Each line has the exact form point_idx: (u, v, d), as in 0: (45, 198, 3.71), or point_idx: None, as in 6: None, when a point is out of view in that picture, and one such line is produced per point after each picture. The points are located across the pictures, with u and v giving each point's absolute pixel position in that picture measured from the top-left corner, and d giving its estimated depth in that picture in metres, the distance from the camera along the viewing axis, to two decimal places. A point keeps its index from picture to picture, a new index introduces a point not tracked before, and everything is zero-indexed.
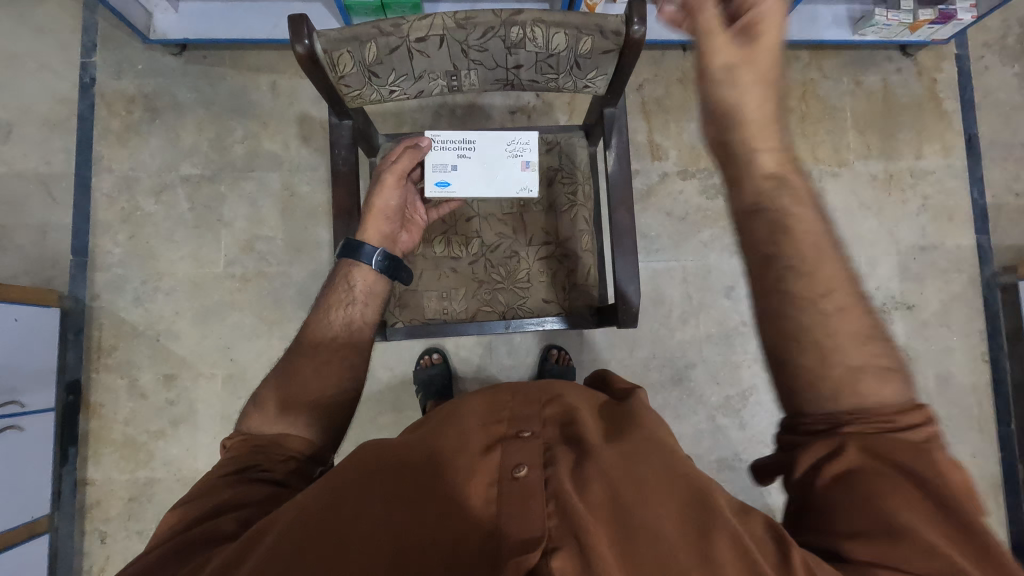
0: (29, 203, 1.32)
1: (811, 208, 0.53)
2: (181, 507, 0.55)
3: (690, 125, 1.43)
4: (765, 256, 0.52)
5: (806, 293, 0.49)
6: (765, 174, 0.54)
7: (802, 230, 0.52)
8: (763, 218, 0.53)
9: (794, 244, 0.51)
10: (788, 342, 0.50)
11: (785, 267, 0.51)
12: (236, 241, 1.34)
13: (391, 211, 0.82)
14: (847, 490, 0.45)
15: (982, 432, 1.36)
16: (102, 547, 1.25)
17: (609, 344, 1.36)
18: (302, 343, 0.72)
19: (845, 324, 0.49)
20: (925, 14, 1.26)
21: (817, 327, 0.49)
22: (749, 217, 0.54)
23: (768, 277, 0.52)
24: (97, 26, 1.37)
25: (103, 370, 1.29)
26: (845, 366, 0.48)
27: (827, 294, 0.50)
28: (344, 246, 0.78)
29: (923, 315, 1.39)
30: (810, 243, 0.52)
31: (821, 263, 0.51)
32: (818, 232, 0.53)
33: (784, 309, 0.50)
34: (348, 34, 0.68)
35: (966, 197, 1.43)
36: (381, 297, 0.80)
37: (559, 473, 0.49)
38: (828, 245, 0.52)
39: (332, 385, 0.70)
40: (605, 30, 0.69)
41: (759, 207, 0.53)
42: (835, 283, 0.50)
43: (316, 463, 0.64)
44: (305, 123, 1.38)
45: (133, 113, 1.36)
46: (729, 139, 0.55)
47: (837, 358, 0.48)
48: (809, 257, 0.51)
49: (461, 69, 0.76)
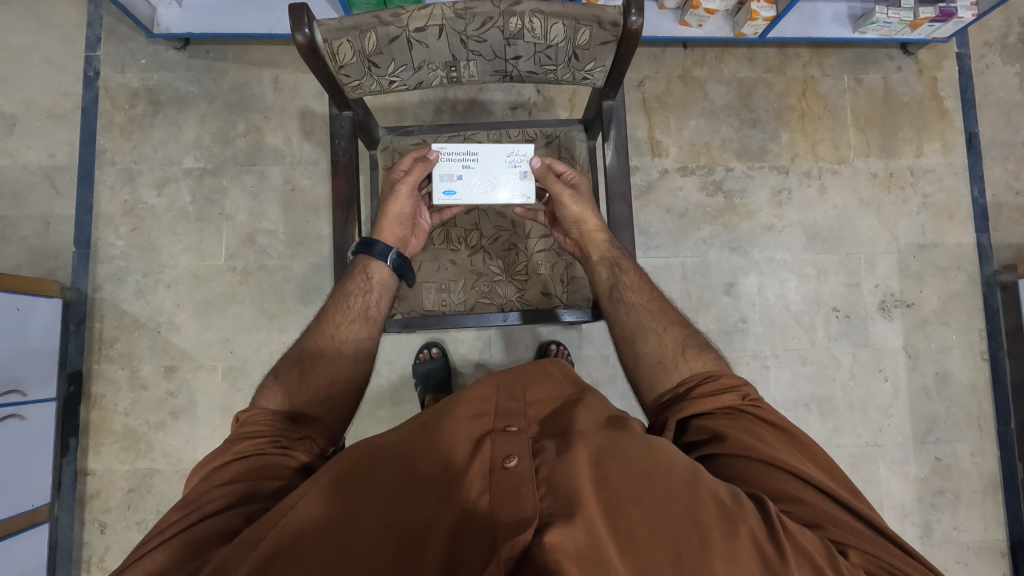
0: (33, 194, 1.33)
1: (640, 274, 0.79)
2: (180, 505, 0.54)
3: (690, 122, 1.44)
4: (619, 317, 0.76)
5: (642, 322, 0.73)
6: (609, 256, 0.81)
7: (635, 289, 0.77)
8: (612, 290, 0.78)
9: (630, 295, 0.77)
10: (640, 370, 0.71)
11: (629, 322, 0.74)
12: (237, 234, 1.35)
13: (404, 216, 0.85)
14: (748, 467, 0.56)
15: (981, 430, 1.36)
16: (101, 538, 1.25)
17: (608, 340, 1.36)
18: (322, 326, 0.74)
19: (673, 339, 0.71)
20: (925, 12, 1.26)
21: (653, 353, 0.70)
22: (608, 290, 0.78)
23: (626, 329, 0.74)
24: (102, 20, 1.38)
25: (104, 361, 1.30)
26: (684, 369, 0.68)
27: (655, 329, 0.72)
28: (361, 242, 0.81)
29: (922, 313, 1.39)
30: (641, 296, 0.76)
31: (646, 307, 0.75)
32: (648, 289, 0.77)
33: (633, 335, 0.73)
34: (348, 23, 0.69)
35: (966, 195, 1.43)
36: (393, 290, 0.83)
37: (547, 459, 0.50)
38: (655, 292, 0.77)
39: (349, 366, 0.72)
40: (603, 21, 0.70)
41: (604, 276, 0.80)
42: (658, 317, 0.74)
43: (330, 443, 0.67)
44: (307, 117, 1.39)
45: (137, 106, 1.37)
46: (580, 240, 0.84)
47: (671, 370, 0.68)
48: (644, 305, 0.75)
49: (461, 59, 0.77)
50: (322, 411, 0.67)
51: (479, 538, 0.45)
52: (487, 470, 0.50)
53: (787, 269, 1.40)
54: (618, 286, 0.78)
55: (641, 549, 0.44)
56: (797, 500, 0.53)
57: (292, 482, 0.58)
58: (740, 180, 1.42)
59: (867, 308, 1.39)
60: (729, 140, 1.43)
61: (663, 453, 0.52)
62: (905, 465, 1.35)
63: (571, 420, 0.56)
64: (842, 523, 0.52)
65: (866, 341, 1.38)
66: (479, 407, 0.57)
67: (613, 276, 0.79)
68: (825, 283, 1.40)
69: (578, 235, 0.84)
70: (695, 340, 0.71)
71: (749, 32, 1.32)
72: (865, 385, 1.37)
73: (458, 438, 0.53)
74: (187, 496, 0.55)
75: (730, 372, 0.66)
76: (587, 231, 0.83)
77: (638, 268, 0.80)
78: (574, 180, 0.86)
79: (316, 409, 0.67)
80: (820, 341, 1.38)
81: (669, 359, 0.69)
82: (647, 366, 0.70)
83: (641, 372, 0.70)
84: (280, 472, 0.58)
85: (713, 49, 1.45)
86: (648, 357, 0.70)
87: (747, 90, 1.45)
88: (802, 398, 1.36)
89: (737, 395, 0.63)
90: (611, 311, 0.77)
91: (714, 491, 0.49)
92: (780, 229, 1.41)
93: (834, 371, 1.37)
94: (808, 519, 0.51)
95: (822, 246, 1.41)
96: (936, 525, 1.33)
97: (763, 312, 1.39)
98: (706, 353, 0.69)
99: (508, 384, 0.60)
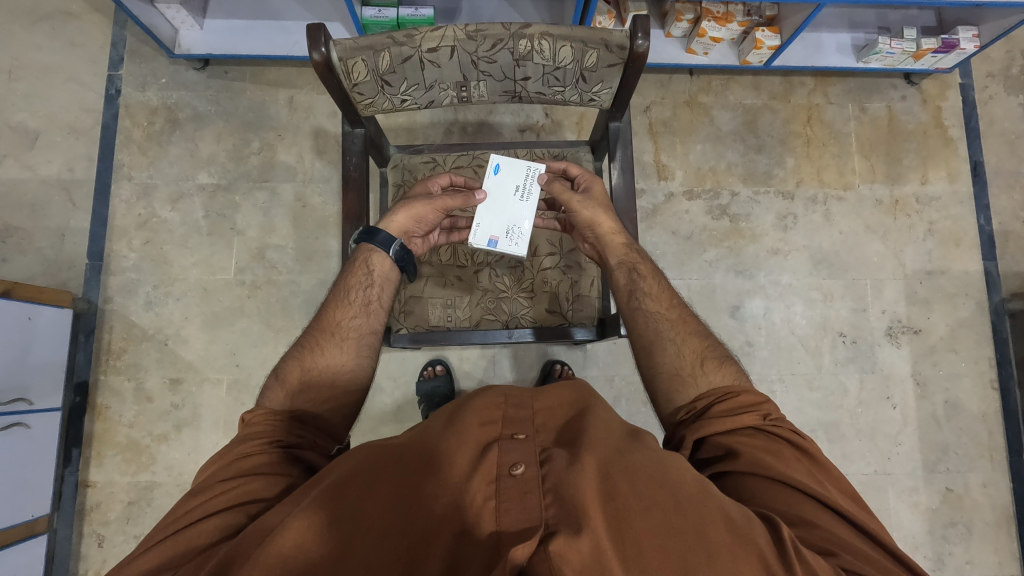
0: (49, 206, 1.36)
1: (660, 280, 0.78)
2: (190, 494, 0.54)
3: (696, 147, 1.46)
4: (640, 322, 0.74)
5: (661, 332, 0.72)
6: (626, 269, 0.80)
7: (654, 299, 0.76)
8: (627, 301, 0.77)
9: (648, 302, 0.75)
10: (665, 379, 0.68)
11: (650, 332, 0.73)
12: (248, 249, 1.37)
13: (426, 218, 0.85)
14: (762, 486, 0.55)
15: (993, 460, 1.33)
16: (98, 551, 1.24)
17: (612, 360, 1.36)
18: (324, 324, 0.74)
19: (693, 351, 0.70)
20: (928, 43, 1.29)
21: (679, 361, 0.69)
22: (627, 299, 0.77)
23: (647, 336, 0.73)
24: (126, 41, 1.44)
25: (111, 372, 1.31)
26: (703, 383, 0.66)
27: (681, 338, 0.71)
28: (363, 230, 0.80)
29: (931, 339, 1.38)
30: (660, 306, 0.75)
31: (664, 316, 0.74)
32: (674, 299, 0.76)
33: (651, 344, 0.72)
34: (363, 43, 0.71)
35: (973, 223, 1.43)
36: (395, 283, 0.82)
37: (555, 469, 0.49)
38: (674, 299, 0.76)
39: (351, 362, 0.72)
40: (610, 44, 0.72)
41: (623, 282, 0.79)
42: (679, 324, 0.73)
43: (334, 441, 0.66)
44: (320, 137, 1.42)
45: (155, 123, 1.41)
46: (597, 244, 0.84)
47: (695, 377, 0.67)
48: (669, 314, 0.74)
49: (471, 80, 0.79)
50: (327, 411, 0.67)
51: (480, 548, 0.45)
52: (493, 477, 0.49)
53: (793, 293, 1.40)
54: (637, 291, 0.77)
55: (645, 563, 0.44)
56: (807, 525, 0.51)
57: (298, 482, 0.57)
58: (746, 204, 1.43)
59: (875, 334, 1.38)
60: (735, 165, 1.45)
61: (674, 469, 0.51)
62: (915, 495, 1.32)
63: (581, 429, 0.55)
64: (858, 552, 0.49)
65: (874, 366, 1.37)
66: (487, 414, 0.56)
67: (633, 282, 0.78)
68: (832, 307, 1.39)
69: (595, 242, 0.84)
70: (714, 352, 0.69)
71: (755, 61, 1.35)
72: (872, 413, 1.35)
73: (464, 446, 0.52)
74: (194, 487, 0.55)
75: (751, 389, 0.64)
76: (603, 235, 0.83)
77: (657, 272, 0.80)
78: (586, 184, 0.87)
79: (322, 408, 0.67)
80: (828, 365, 1.37)
81: (694, 371, 0.67)
82: (664, 378, 0.69)
83: (658, 383, 0.69)
84: (286, 470, 0.58)
85: (719, 77, 1.48)
86: (665, 368, 0.69)
87: (753, 116, 1.47)
88: (809, 424, 1.34)
89: (758, 415, 0.61)
90: (629, 318, 0.76)
91: (724, 510, 0.48)
92: (785, 253, 1.41)
93: (841, 398, 1.35)
94: (821, 546, 0.49)
95: (828, 270, 1.41)
96: (948, 558, 1.29)
97: (769, 335, 1.38)
98: (726, 365, 0.68)
99: (517, 394, 0.59)
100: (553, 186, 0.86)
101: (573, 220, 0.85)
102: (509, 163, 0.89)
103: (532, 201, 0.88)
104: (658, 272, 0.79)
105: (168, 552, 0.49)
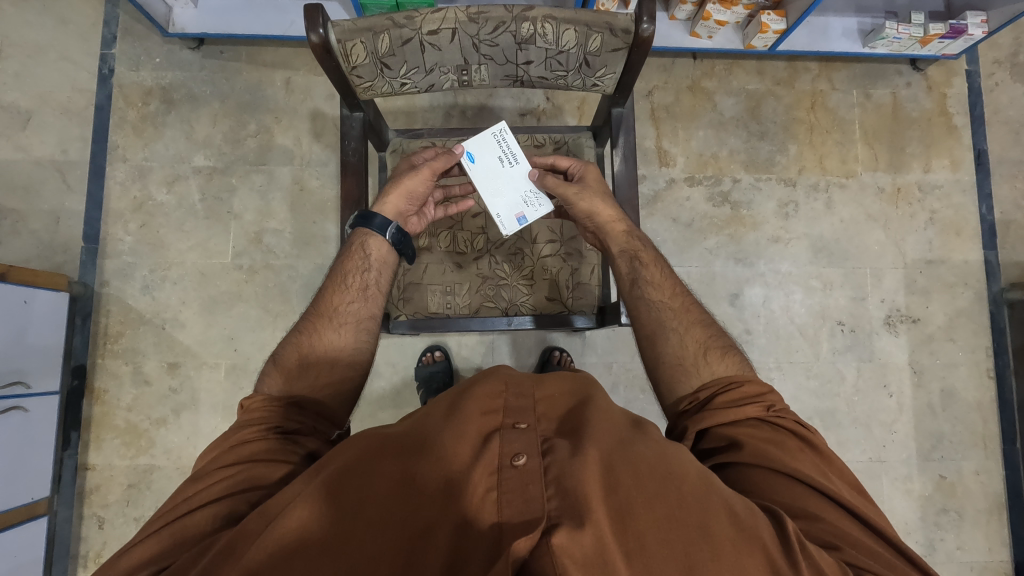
0: (43, 188, 1.34)
1: (661, 269, 0.77)
2: (191, 480, 0.54)
3: (698, 133, 1.44)
4: (642, 311, 0.74)
5: (665, 321, 0.72)
6: (627, 259, 0.79)
7: (656, 289, 0.75)
8: (630, 290, 0.77)
9: (652, 292, 0.75)
10: (670, 368, 0.68)
11: (653, 322, 0.73)
12: (245, 233, 1.36)
13: (416, 194, 0.83)
14: (766, 477, 0.55)
15: (986, 448, 1.35)
16: (99, 533, 1.25)
17: (611, 347, 1.36)
18: (322, 308, 0.73)
19: (696, 341, 0.69)
20: (935, 28, 1.27)
21: (683, 351, 0.69)
22: (630, 288, 0.77)
23: (649, 325, 0.73)
24: (118, 19, 1.41)
25: (108, 356, 1.31)
26: (706, 373, 0.66)
27: (685, 328, 0.71)
28: (359, 215, 0.79)
29: (928, 329, 1.38)
30: (662, 295, 0.74)
31: (666, 306, 0.73)
32: (676, 288, 0.75)
33: (654, 334, 0.71)
34: (362, 24, 0.70)
35: (975, 212, 1.42)
36: (393, 267, 0.81)
37: (557, 459, 0.49)
38: (677, 288, 0.75)
39: (351, 346, 0.72)
40: (615, 28, 0.70)
41: (626, 271, 0.78)
42: (682, 313, 0.73)
43: (334, 426, 0.66)
44: (317, 119, 1.40)
45: (150, 104, 1.39)
46: (597, 232, 0.83)
47: (699, 367, 0.67)
48: (672, 303, 0.74)
49: (472, 63, 0.78)
50: (326, 396, 0.67)
51: (482, 540, 0.45)
52: (494, 468, 0.49)
53: (792, 281, 1.39)
54: (640, 280, 0.76)
55: (648, 557, 0.44)
56: (812, 518, 0.51)
57: (298, 468, 0.57)
58: (748, 191, 1.42)
59: (873, 322, 1.38)
60: (737, 151, 1.44)
61: (677, 462, 0.52)
62: (908, 483, 1.33)
63: (582, 420, 0.55)
64: (861, 544, 0.50)
65: (872, 355, 1.37)
66: (488, 403, 0.56)
67: (634, 271, 0.77)
68: (831, 296, 1.39)
69: (594, 230, 0.83)
70: (717, 342, 0.69)
71: (759, 45, 1.33)
72: (868, 401, 1.36)
73: (465, 435, 0.52)
74: (195, 473, 0.55)
75: (754, 379, 0.64)
76: (603, 223, 0.82)
77: (659, 260, 0.79)
78: (579, 174, 0.86)
79: (322, 393, 0.67)
80: (826, 354, 1.37)
81: (698, 361, 0.67)
82: (667, 368, 0.69)
83: (661, 374, 0.69)
84: (286, 455, 0.58)
85: (722, 61, 1.46)
86: (668, 358, 0.69)
87: (756, 101, 1.45)
88: (805, 411, 1.35)
89: (761, 406, 0.61)
90: (632, 307, 0.75)
91: (728, 504, 0.48)
92: (786, 241, 1.41)
93: (838, 386, 1.36)
94: (824, 539, 0.49)
95: (828, 258, 1.40)
96: (939, 544, 1.31)
97: (767, 323, 1.38)
98: (729, 355, 0.68)
99: (518, 383, 0.59)
100: (546, 181, 0.85)
101: (571, 212, 0.84)
102: (480, 141, 0.88)
103: (521, 159, 0.88)
104: (660, 260, 0.79)
105: (169, 538, 0.49)
